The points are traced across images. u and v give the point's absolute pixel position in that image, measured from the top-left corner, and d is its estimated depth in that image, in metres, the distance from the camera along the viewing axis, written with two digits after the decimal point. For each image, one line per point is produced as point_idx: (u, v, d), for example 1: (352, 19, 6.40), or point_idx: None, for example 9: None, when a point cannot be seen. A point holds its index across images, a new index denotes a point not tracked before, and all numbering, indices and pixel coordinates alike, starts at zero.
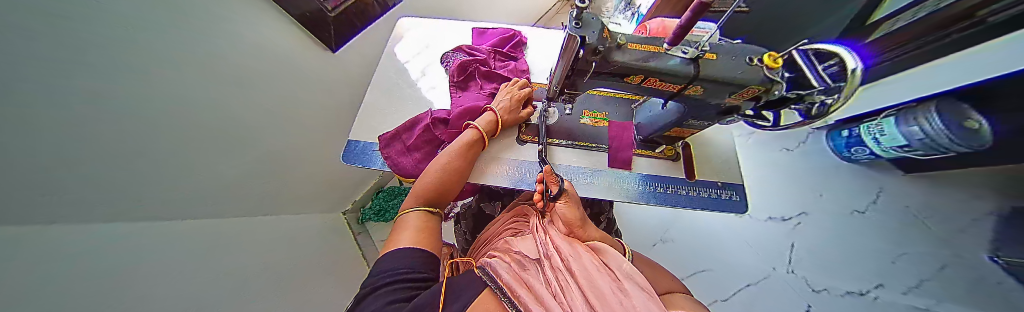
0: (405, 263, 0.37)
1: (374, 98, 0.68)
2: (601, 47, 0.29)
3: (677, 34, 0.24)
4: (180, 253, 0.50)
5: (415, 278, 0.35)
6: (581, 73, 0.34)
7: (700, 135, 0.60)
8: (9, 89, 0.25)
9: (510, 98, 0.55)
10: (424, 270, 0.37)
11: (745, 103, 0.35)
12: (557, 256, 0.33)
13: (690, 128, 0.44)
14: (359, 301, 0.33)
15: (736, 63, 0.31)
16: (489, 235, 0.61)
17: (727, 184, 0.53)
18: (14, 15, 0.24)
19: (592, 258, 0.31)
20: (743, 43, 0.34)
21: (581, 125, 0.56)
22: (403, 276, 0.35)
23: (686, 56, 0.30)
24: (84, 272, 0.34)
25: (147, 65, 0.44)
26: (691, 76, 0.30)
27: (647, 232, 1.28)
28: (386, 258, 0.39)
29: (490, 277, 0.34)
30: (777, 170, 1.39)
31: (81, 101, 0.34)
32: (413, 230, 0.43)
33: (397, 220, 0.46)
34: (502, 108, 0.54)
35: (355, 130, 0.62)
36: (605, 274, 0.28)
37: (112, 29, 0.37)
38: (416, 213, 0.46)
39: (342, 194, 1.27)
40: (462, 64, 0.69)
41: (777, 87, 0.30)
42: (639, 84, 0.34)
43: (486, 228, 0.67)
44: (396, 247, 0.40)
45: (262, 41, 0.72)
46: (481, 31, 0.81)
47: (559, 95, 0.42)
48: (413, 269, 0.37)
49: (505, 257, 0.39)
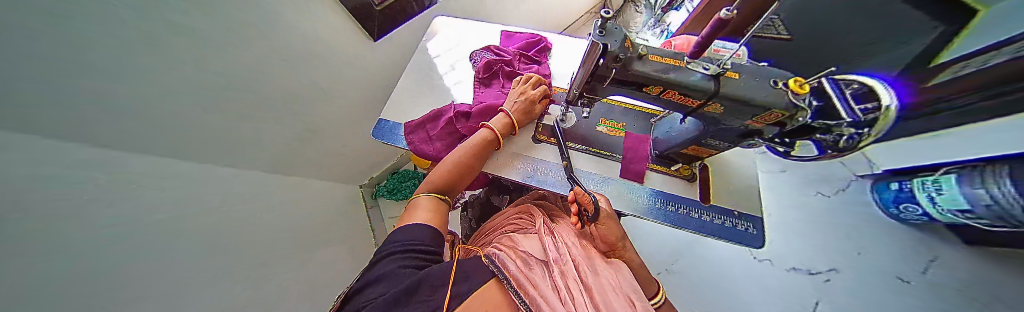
0: (417, 236, 0.40)
1: (405, 86, 0.74)
2: (622, 55, 0.30)
3: (698, 47, 0.26)
4: (200, 214, 0.54)
5: (422, 250, 0.38)
6: (600, 78, 0.36)
7: (722, 158, 0.58)
8: (6, 89, 0.27)
9: (524, 99, 0.57)
10: (431, 244, 0.40)
11: (768, 128, 0.34)
12: (574, 268, 0.38)
13: (709, 148, 0.44)
14: (371, 264, 0.37)
15: (760, 86, 0.31)
16: (490, 226, 0.63)
17: (743, 214, 0.51)
18: (13, 14, 0.26)
19: (606, 279, 0.38)
20: (771, 66, 0.33)
21: (597, 132, 0.57)
22: (410, 247, 0.38)
23: (707, 72, 0.31)
24: (108, 224, 0.36)
25: (168, 62, 0.48)
26: (710, 92, 0.31)
27: (655, 258, 1.20)
28: (400, 230, 0.42)
29: (496, 268, 0.36)
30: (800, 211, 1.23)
31: (87, 101, 0.37)
32: (426, 209, 0.47)
33: (408, 203, 0.49)
34: (517, 110, 0.57)
35: (387, 112, 0.68)
36: (619, 296, 0.35)
37: (125, 31, 0.40)
38: (425, 198, 0.49)
39: (362, 171, 1.38)
40: (488, 64, 0.72)
41: (801, 114, 0.30)
42: (657, 95, 0.35)
43: (491, 219, 0.69)
44: (410, 222, 0.44)
45: (303, 20, 0.80)
46: (509, 34, 0.85)
47: (578, 98, 0.43)
48: (421, 241, 0.39)
49: (512, 253, 0.41)
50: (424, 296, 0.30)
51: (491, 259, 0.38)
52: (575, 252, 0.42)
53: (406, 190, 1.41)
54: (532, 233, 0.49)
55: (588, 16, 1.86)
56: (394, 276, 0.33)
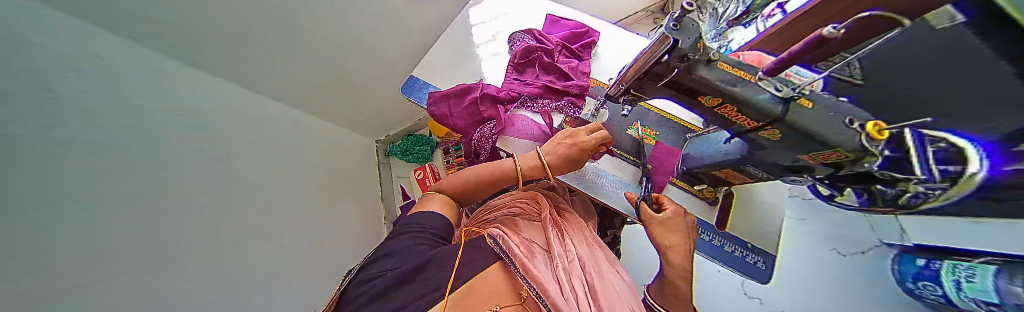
0: (429, 223, 0.47)
1: (438, 49, 0.73)
2: (691, 55, 0.28)
3: (788, 56, 0.22)
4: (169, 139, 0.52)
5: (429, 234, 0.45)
6: (655, 77, 0.33)
7: (755, 189, 0.53)
8: None
9: (569, 146, 0.49)
10: (439, 230, 0.46)
11: (827, 167, 0.31)
12: (580, 269, 0.40)
13: (743, 175, 0.42)
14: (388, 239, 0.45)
15: (833, 119, 0.27)
16: (495, 203, 0.59)
17: (754, 247, 0.50)
18: None
19: (609, 283, 0.41)
20: (852, 104, 0.29)
21: (626, 135, 0.55)
22: (421, 232, 0.45)
23: (777, 93, 0.28)
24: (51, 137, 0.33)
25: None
26: (775, 116, 0.29)
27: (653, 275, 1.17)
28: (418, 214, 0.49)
29: (500, 249, 0.37)
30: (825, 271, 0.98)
31: None
32: (439, 202, 0.53)
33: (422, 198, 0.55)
34: (551, 155, 0.50)
35: (419, 69, 0.68)
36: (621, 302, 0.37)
37: None
38: (437, 196, 0.54)
39: (383, 126, 1.42)
40: (528, 49, 0.63)
41: (869, 160, 0.27)
42: (712, 108, 0.34)
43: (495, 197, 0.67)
44: (426, 210, 0.50)
45: None
46: (555, 19, 0.76)
47: (621, 95, 0.42)
48: (429, 227, 0.46)
49: (513, 236, 0.43)
50: (429, 274, 0.35)
51: (497, 240, 0.39)
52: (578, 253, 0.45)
53: (416, 155, 1.45)
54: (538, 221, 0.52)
55: (647, 12, 1.71)
56: (406, 253, 0.40)
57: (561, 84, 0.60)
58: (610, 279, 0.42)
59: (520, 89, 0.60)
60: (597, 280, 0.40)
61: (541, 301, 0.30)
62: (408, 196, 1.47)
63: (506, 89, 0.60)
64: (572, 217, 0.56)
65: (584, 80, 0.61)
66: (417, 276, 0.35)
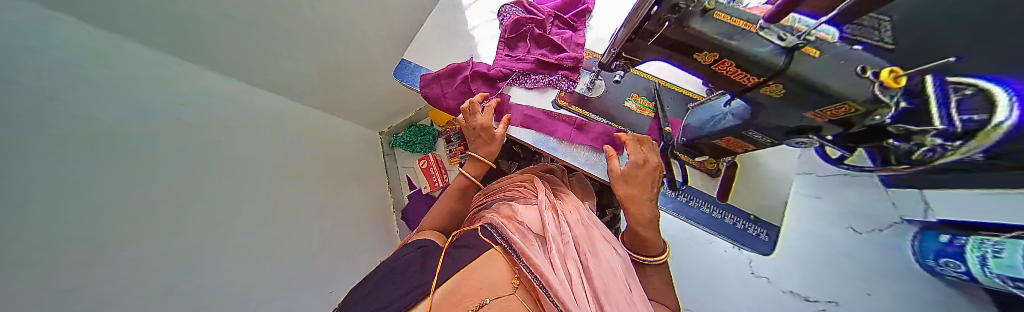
0: (419, 238, 0.47)
1: (430, 31, 0.71)
2: (682, 5, 0.25)
3: None
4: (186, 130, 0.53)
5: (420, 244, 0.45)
6: (647, 35, 0.31)
7: (760, 158, 0.50)
8: None
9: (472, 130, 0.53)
10: (430, 240, 0.46)
11: (832, 124, 0.29)
12: (576, 252, 0.39)
13: (746, 141, 0.40)
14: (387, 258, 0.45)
15: (841, 68, 0.24)
16: (493, 188, 0.62)
17: (758, 219, 0.48)
18: None
19: (607, 265, 0.39)
20: (862, 52, 0.27)
21: (623, 108, 0.54)
22: (413, 245, 0.45)
23: (781, 44, 0.26)
24: (65, 126, 0.34)
25: None
26: (777, 68, 0.27)
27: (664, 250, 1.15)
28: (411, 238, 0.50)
29: (500, 237, 0.37)
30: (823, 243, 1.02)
31: None
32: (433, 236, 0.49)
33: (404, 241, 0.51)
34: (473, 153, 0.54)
35: (410, 53, 0.67)
36: (620, 284, 0.36)
37: None
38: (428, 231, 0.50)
39: (384, 117, 1.43)
40: (517, 22, 0.61)
41: (883, 111, 0.24)
42: (709, 66, 0.32)
43: (494, 181, 0.67)
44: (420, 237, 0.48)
45: None
46: None
47: (614, 61, 0.40)
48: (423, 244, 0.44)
49: (508, 222, 0.43)
50: (412, 277, 0.34)
51: (491, 231, 0.38)
52: (574, 238, 0.42)
53: (419, 145, 1.47)
54: (532, 204, 0.50)
55: None
56: (398, 264, 0.40)
57: (554, 57, 0.57)
58: (606, 257, 0.41)
59: (513, 66, 0.58)
60: (590, 261, 0.39)
61: (544, 291, 0.28)
62: (413, 185, 1.51)
63: (498, 66, 0.59)
64: (570, 199, 0.55)
65: (578, 52, 0.59)
66: (403, 281, 0.34)
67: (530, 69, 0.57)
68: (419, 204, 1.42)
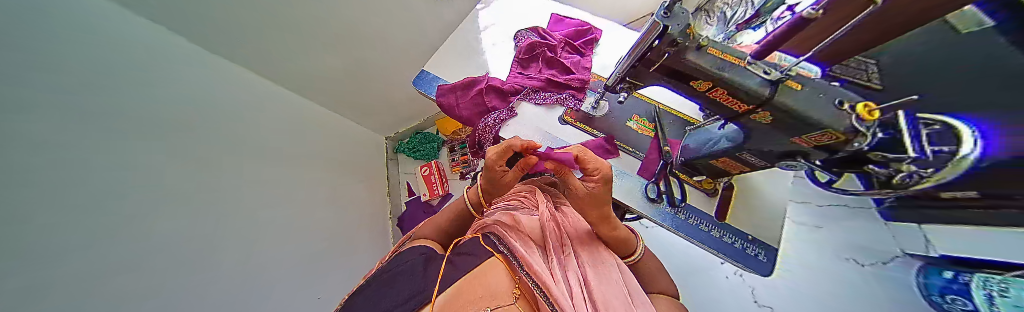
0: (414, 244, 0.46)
1: (450, 47, 0.77)
2: (681, 39, 0.29)
3: (771, 40, 0.25)
4: None
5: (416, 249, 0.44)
6: (648, 63, 0.35)
7: (755, 181, 0.53)
8: None
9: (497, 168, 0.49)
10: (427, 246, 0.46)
11: (818, 150, 0.32)
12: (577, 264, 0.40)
13: (741, 163, 0.42)
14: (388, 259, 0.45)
15: (820, 102, 0.28)
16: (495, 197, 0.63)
17: (755, 239, 0.49)
18: None
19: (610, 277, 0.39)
20: (843, 88, 0.31)
21: (626, 126, 0.57)
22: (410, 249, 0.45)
23: (767, 77, 0.29)
24: None
25: None
26: (764, 98, 0.30)
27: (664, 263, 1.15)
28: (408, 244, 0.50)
29: (503, 246, 0.38)
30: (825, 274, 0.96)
31: None
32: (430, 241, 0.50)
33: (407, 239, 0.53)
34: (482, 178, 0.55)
35: (429, 64, 0.72)
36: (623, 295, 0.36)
37: None
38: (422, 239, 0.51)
39: (392, 123, 1.47)
40: (531, 45, 0.67)
41: (858, 140, 0.27)
42: (705, 92, 0.35)
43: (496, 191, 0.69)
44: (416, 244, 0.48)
45: None
46: (560, 18, 0.79)
47: (618, 83, 0.43)
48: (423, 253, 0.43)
49: (511, 231, 0.43)
50: (414, 280, 0.34)
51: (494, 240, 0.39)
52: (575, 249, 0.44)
53: (423, 152, 1.50)
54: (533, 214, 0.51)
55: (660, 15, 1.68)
56: (396, 266, 0.39)
57: (563, 79, 0.62)
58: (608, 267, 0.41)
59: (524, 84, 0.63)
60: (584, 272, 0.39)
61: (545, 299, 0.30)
62: (413, 192, 1.52)
63: (510, 82, 0.63)
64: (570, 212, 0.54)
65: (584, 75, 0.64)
66: (400, 284, 0.34)
67: (539, 88, 0.62)
68: (417, 211, 1.42)
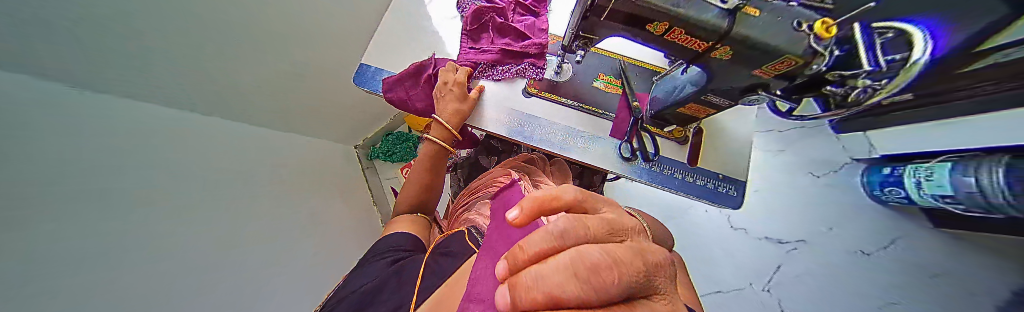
0: (384, 244, 0.41)
1: (387, 29, 0.66)
2: None
3: None
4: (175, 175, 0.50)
5: (388, 254, 0.39)
6: (599, 10, 0.31)
7: (721, 121, 0.53)
8: None
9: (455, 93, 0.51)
10: (401, 245, 0.41)
11: (778, 79, 0.31)
12: None
13: (708, 106, 0.41)
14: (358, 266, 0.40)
15: (780, 26, 0.27)
16: (477, 185, 0.61)
17: (726, 178, 0.50)
18: None
19: None
20: (798, 7, 0.29)
21: (593, 87, 0.54)
22: (379, 254, 0.39)
23: (725, 6, 0.27)
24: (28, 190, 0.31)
25: None
26: (722, 31, 0.27)
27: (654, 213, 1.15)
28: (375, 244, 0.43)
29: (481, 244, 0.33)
30: (787, 190, 1.12)
31: None
32: (407, 222, 0.48)
33: (386, 226, 0.49)
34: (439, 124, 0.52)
35: (368, 55, 0.63)
36: None
37: None
38: (403, 217, 0.50)
39: None
40: (477, 12, 0.57)
41: (816, 62, 0.27)
42: (663, 36, 0.32)
43: (475, 179, 0.66)
44: (394, 231, 0.45)
45: None
46: None
47: (574, 41, 0.39)
48: (398, 247, 0.41)
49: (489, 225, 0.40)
50: (395, 296, 0.30)
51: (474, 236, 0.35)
52: None
53: (401, 154, 1.34)
54: None
55: None
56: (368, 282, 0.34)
57: (519, 46, 0.56)
58: None
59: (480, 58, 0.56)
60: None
61: None
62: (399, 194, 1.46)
63: (462, 61, 0.56)
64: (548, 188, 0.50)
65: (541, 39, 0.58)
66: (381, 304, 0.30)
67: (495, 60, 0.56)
68: None
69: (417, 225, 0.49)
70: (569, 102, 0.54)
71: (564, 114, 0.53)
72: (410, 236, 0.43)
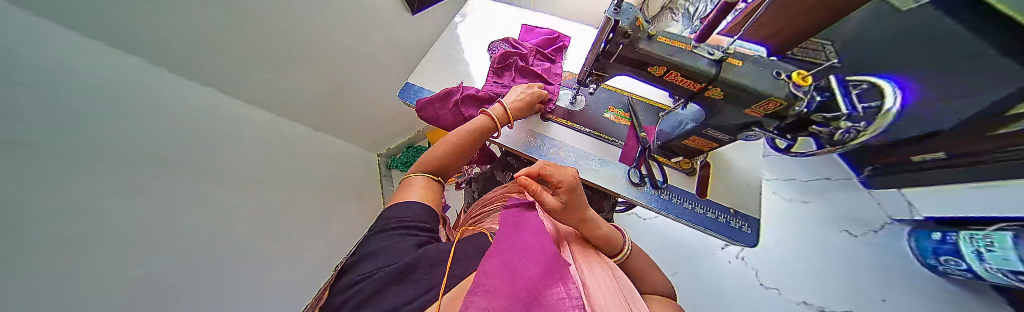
0: (404, 213, 0.37)
1: (432, 59, 0.80)
2: (631, 31, 0.33)
3: (710, 24, 0.28)
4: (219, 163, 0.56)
5: (409, 228, 0.35)
6: (608, 54, 0.39)
7: (728, 157, 0.56)
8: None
9: (530, 92, 0.57)
10: (423, 220, 0.38)
11: (769, 118, 0.35)
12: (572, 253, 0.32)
13: (712, 140, 0.45)
14: (365, 238, 0.34)
15: (763, 75, 0.32)
16: (490, 197, 0.64)
17: (738, 213, 0.50)
18: None
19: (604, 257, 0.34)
20: (777, 61, 0.35)
21: (603, 117, 0.60)
22: (399, 224, 0.35)
23: (712, 57, 0.33)
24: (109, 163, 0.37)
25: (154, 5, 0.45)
26: (711, 75, 0.33)
27: (668, 256, 1.10)
28: (388, 209, 0.38)
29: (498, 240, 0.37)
30: (813, 243, 1.04)
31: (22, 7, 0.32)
32: (420, 187, 0.44)
33: (397, 189, 0.44)
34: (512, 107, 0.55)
35: (414, 76, 0.75)
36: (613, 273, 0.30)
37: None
38: (415, 179, 0.45)
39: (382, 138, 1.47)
40: (504, 55, 0.69)
41: (799, 104, 0.31)
42: (662, 77, 0.38)
43: (489, 193, 0.70)
44: (405, 200, 0.40)
45: None
46: (530, 28, 0.83)
47: (587, 77, 0.47)
48: (415, 219, 0.37)
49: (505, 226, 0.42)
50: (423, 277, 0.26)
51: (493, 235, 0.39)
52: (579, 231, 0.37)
53: None
54: None
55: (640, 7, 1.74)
56: (388, 255, 0.30)
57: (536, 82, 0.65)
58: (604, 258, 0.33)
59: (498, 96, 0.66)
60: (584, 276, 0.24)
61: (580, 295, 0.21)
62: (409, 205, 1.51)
63: (486, 91, 0.66)
64: None
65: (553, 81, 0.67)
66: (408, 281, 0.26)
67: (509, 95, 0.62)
68: None
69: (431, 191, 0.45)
70: (582, 128, 0.60)
71: (575, 138, 0.59)
72: (430, 211, 0.41)
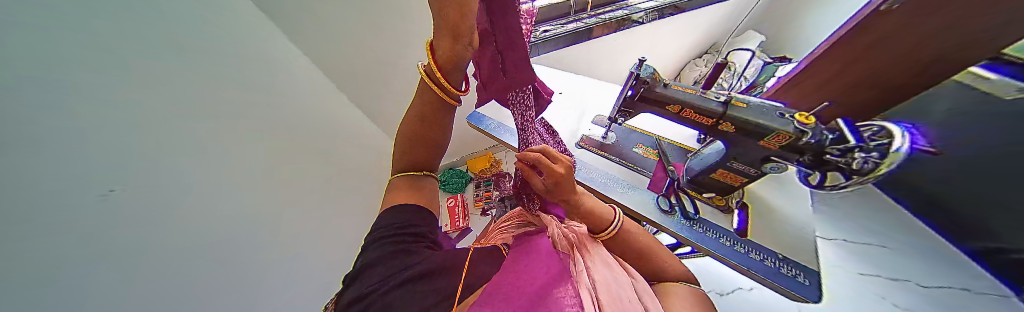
0: (400, 219, 0.40)
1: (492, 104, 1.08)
2: (649, 79, 0.47)
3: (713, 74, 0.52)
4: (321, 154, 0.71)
5: (409, 232, 0.39)
6: (632, 97, 0.52)
7: (763, 199, 0.60)
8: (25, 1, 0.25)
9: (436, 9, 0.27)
10: (422, 222, 0.42)
11: (788, 150, 0.40)
12: (586, 276, 0.35)
13: (737, 173, 0.50)
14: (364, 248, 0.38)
15: (767, 115, 0.40)
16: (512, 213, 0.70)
17: (788, 259, 0.50)
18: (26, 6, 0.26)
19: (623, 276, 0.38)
20: (782, 107, 0.42)
21: (632, 151, 0.69)
22: (398, 231, 0.38)
23: (720, 100, 0.44)
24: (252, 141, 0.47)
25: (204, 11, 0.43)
26: (720, 113, 0.43)
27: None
28: (385, 213, 0.42)
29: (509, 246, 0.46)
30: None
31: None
32: (405, 188, 0.45)
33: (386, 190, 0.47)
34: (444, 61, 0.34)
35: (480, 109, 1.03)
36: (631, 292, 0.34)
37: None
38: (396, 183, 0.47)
39: None
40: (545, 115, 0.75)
41: (805, 137, 0.37)
42: (678, 114, 0.49)
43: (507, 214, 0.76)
44: (393, 205, 0.43)
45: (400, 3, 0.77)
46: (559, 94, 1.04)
47: (618, 114, 0.59)
48: (405, 223, 0.40)
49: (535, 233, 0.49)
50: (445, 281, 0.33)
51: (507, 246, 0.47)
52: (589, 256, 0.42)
53: (454, 186, 1.58)
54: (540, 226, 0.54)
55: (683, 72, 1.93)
56: (397, 259, 0.34)
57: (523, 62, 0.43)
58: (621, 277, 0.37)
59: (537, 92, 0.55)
60: (598, 285, 0.34)
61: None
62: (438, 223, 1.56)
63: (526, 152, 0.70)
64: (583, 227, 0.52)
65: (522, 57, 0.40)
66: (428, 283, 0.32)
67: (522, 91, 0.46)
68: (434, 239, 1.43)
69: (407, 191, 0.45)
70: (612, 157, 0.69)
71: (605, 163, 0.69)
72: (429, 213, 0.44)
